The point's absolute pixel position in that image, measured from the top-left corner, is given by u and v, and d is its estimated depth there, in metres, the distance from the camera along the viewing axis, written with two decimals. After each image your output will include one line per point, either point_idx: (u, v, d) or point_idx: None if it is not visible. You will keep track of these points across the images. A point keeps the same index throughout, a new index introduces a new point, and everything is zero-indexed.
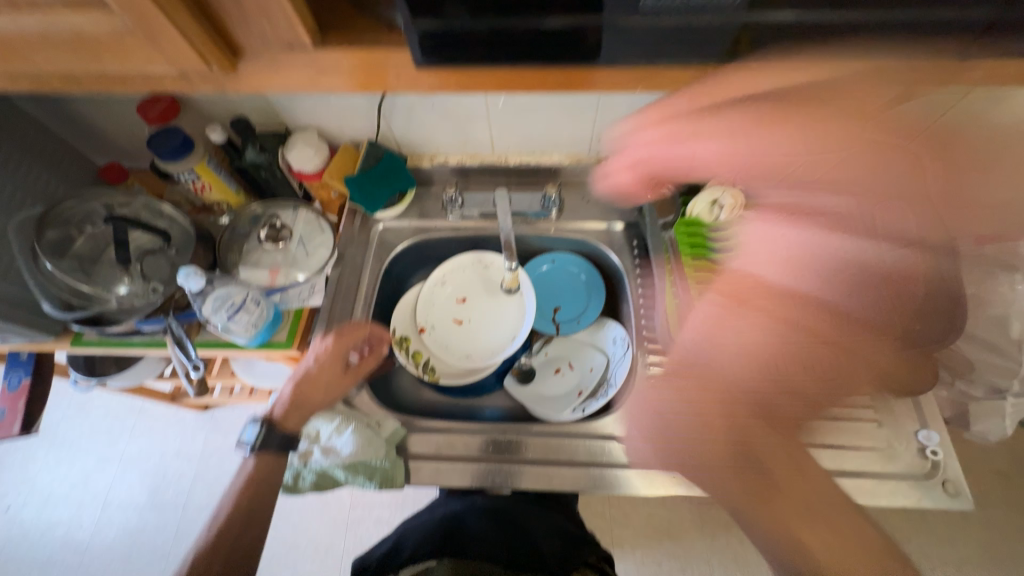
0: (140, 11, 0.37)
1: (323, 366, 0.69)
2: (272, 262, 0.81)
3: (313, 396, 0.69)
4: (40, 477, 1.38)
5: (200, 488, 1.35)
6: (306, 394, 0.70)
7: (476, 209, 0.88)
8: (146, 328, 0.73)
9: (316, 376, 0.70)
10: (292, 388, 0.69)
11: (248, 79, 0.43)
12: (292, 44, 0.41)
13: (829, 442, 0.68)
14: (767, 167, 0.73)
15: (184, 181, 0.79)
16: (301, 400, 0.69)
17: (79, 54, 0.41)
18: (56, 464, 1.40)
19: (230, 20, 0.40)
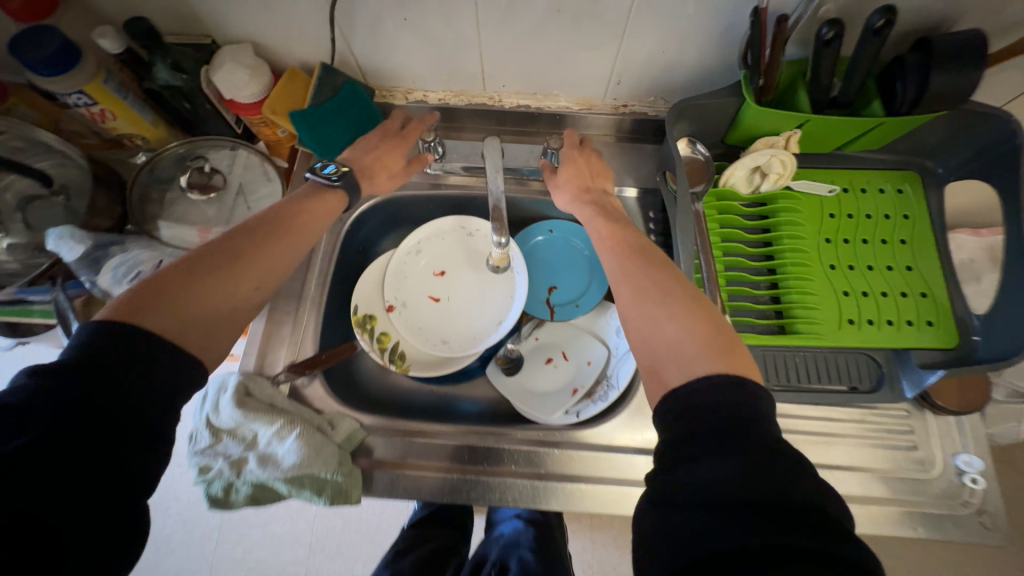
0: None
1: (384, 145, 0.64)
2: (204, 217, 0.65)
3: (373, 171, 0.62)
4: None
5: None
6: (378, 169, 0.62)
7: (459, 162, 0.68)
8: (33, 296, 0.58)
9: (392, 155, 0.64)
10: (369, 161, 0.62)
11: None
12: None
13: (856, 463, 0.59)
14: (830, 130, 0.57)
15: (74, 105, 0.60)
16: (365, 165, 0.61)
17: None
18: None
19: None
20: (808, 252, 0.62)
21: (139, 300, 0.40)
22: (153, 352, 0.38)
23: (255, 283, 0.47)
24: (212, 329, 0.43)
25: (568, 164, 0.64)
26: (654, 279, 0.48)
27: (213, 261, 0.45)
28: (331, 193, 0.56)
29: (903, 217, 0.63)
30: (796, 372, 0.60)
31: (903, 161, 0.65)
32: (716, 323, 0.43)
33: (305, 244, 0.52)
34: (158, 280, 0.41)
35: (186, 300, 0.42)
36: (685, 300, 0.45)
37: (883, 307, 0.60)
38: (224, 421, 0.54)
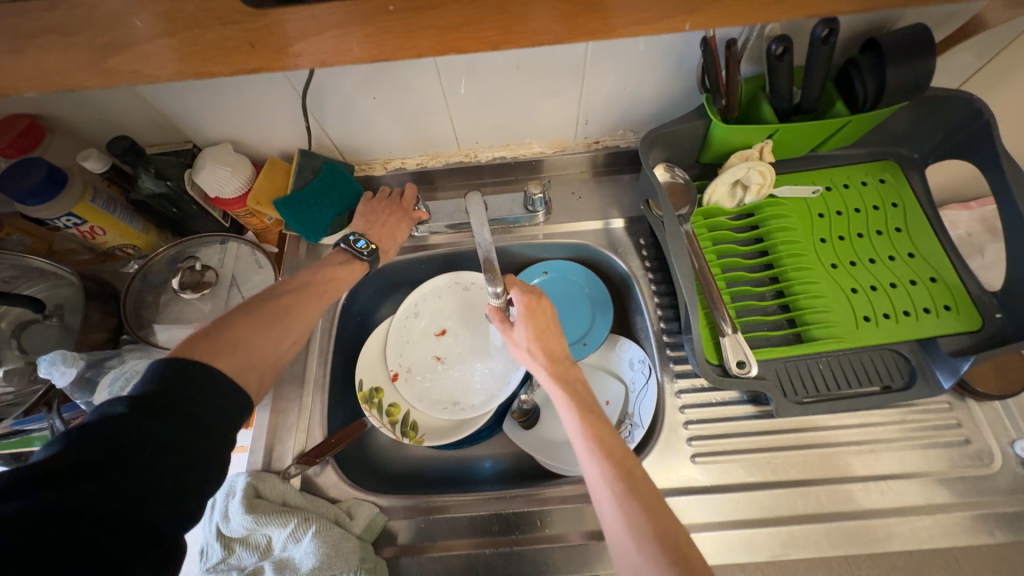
0: None
1: (381, 208, 0.66)
2: (200, 314, 0.65)
3: (383, 236, 0.64)
4: None
5: None
6: (390, 237, 0.65)
7: (443, 221, 0.71)
8: (30, 424, 0.57)
9: (404, 225, 0.66)
10: (389, 236, 0.65)
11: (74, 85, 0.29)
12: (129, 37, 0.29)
13: (911, 468, 0.55)
14: (801, 134, 0.59)
15: (64, 227, 0.61)
16: (375, 231, 0.64)
17: None
18: None
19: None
20: (806, 255, 0.61)
21: (195, 346, 0.42)
22: (208, 388, 0.39)
23: (288, 338, 0.49)
24: (253, 376, 0.44)
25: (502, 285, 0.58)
26: (594, 445, 0.45)
27: (256, 315, 0.48)
28: (355, 264, 0.60)
29: (892, 206, 0.63)
30: (823, 380, 0.57)
31: (878, 153, 0.66)
32: (658, 516, 0.40)
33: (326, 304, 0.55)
34: (209, 332, 0.44)
35: (233, 350, 0.43)
36: (633, 495, 0.41)
37: (895, 298, 0.58)
38: (234, 529, 0.51)
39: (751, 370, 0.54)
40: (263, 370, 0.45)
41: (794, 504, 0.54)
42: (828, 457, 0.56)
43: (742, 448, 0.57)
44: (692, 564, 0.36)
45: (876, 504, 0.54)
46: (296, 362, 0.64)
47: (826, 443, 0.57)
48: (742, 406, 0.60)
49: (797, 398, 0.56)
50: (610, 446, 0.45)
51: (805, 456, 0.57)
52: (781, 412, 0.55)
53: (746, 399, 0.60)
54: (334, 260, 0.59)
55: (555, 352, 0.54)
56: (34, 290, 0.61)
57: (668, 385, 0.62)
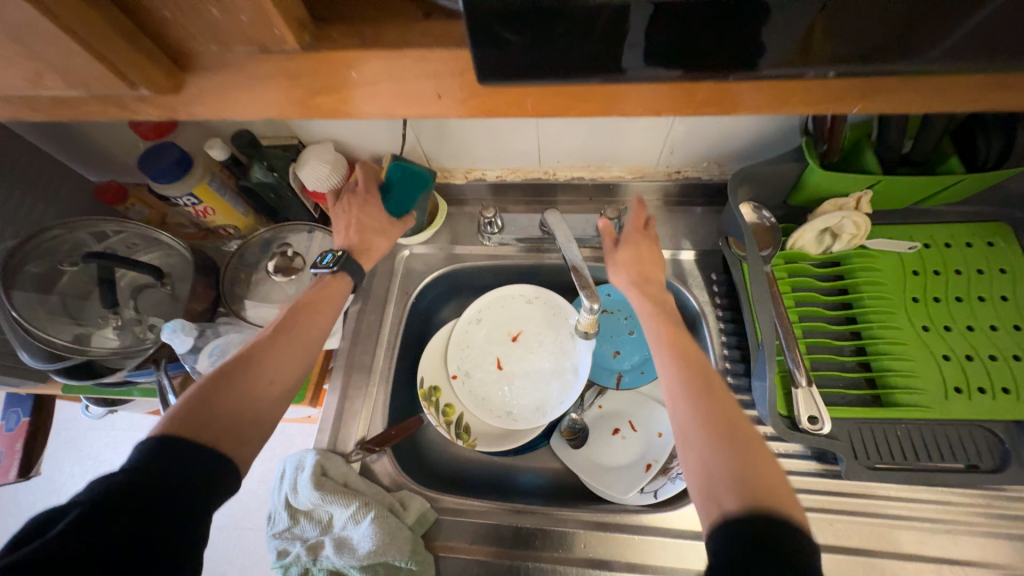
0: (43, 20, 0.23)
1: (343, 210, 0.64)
2: (284, 296, 0.70)
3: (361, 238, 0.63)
4: None
5: None
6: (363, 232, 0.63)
7: (514, 234, 0.74)
8: (138, 377, 0.64)
9: (370, 211, 0.64)
10: (360, 235, 0.63)
11: None
12: None
13: (991, 558, 0.51)
14: (906, 187, 0.56)
15: (183, 204, 0.68)
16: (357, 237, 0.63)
17: None
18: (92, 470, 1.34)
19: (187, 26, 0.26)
20: (894, 313, 0.58)
21: (186, 418, 0.43)
22: (178, 479, 0.38)
23: (272, 381, 0.49)
24: (241, 444, 0.45)
25: (629, 246, 0.62)
26: (681, 370, 0.47)
27: (242, 372, 0.48)
28: (339, 278, 0.59)
29: (1000, 271, 0.59)
30: (901, 450, 0.53)
31: (990, 213, 0.62)
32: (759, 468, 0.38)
33: (316, 340, 0.55)
34: (205, 395, 0.45)
35: (218, 420, 0.44)
36: (723, 426, 0.41)
37: (992, 372, 0.54)
38: (301, 502, 0.55)
39: (822, 427, 0.52)
40: (251, 423, 0.46)
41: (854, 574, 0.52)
42: (899, 531, 0.53)
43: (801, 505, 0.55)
44: (774, 491, 0.36)
45: None
46: (366, 353, 0.68)
47: (897, 515, 0.54)
48: (804, 462, 0.57)
49: (871, 463, 0.53)
50: (698, 369, 0.46)
51: (871, 525, 0.54)
52: (850, 475, 0.53)
53: (811, 454, 0.57)
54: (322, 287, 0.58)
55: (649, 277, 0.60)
56: (150, 256, 0.68)
57: None
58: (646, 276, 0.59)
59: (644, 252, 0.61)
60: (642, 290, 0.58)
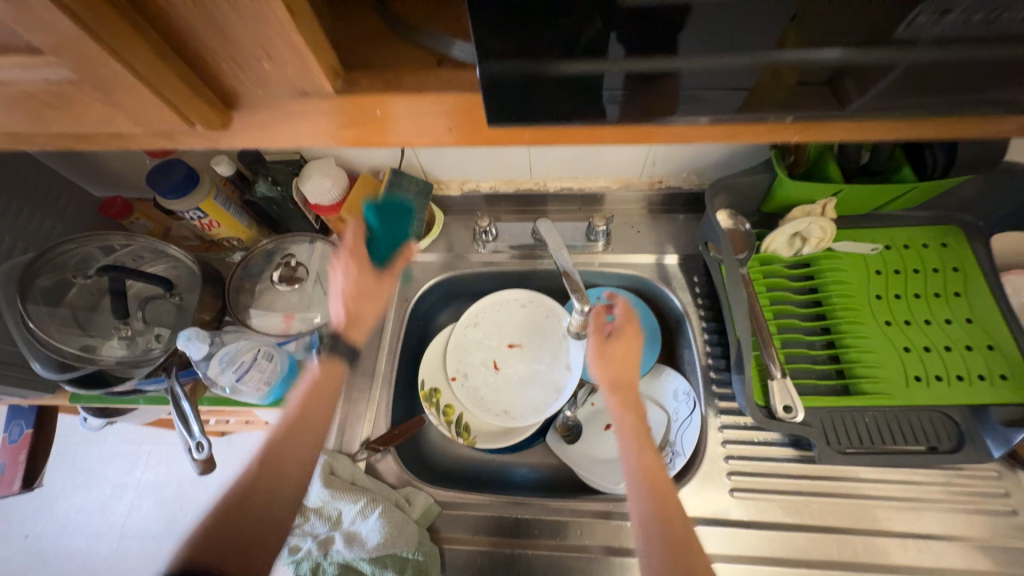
0: (91, 63, 0.24)
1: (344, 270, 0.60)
2: (288, 304, 0.72)
3: (362, 309, 0.61)
4: (111, 499, 1.33)
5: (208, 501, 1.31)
6: (362, 298, 0.61)
7: (508, 241, 0.78)
8: (147, 386, 0.66)
9: (359, 276, 0.60)
10: (348, 298, 0.59)
11: None
12: None
13: (952, 531, 0.56)
14: (866, 194, 0.61)
15: (189, 218, 0.71)
16: (356, 309, 0.60)
17: (17, 115, 0.28)
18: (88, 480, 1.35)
19: (221, 67, 0.27)
20: (860, 309, 0.63)
21: (202, 547, 0.46)
22: None
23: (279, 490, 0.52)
24: (254, 558, 0.47)
25: (618, 339, 0.60)
26: (651, 515, 0.48)
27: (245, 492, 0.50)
28: (330, 364, 0.60)
29: (953, 269, 0.65)
30: (868, 435, 0.58)
31: (943, 217, 0.68)
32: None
33: (324, 441, 0.56)
34: (220, 514, 0.49)
35: (231, 539, 0.47)
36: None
37: (946, 361, 0.60)
38: (311, 500, 0.57)
39: (796, 416, 0.57)
40: (260, 537, 0.49)
41: (829, 550, 0.56)
42: (871, 510, 0.58)
43: (779, 488, 0.59)
44: None
45: (913, 562, 0.55)
46: (369, 357, 0.71)
47: (868, 495, 0.58)
48: (782, 448, 0.61)
49: (840, 447, 0.58)
50: (667, 512, 0.48)
51: (845, 505, 0.58)
52: (822, 460, 0.57)
53: (787, 442, 0.62)
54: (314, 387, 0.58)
55: (631, 379, 0.58)
56: (156, 268, 0.71)
57: (712, 419, 0.64)
58: (629, 381, 0.57)
59: (627, 348, 0.60)
60: (622, 398, 0.56)
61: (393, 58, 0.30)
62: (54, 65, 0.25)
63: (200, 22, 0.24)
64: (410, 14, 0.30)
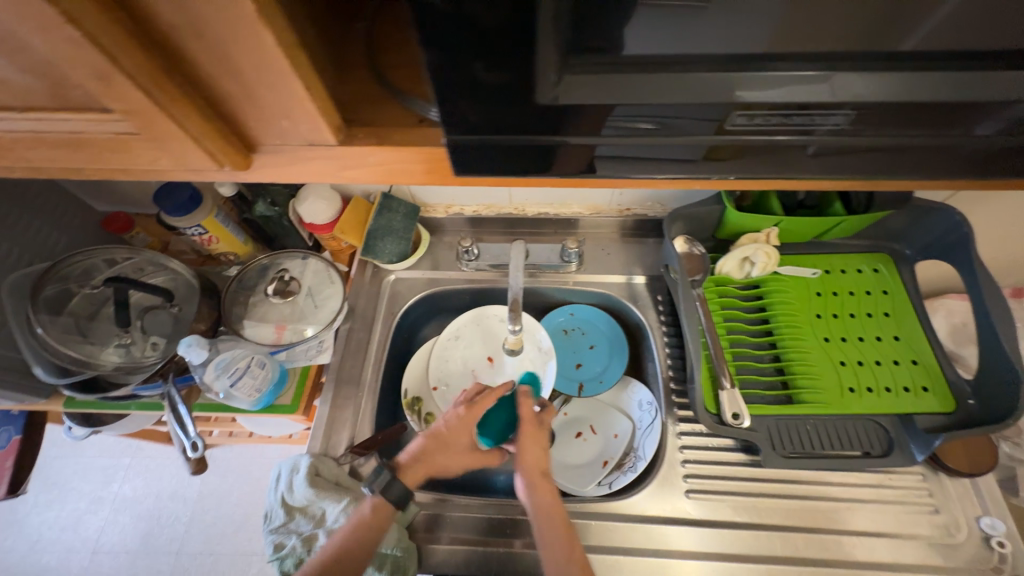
0: (141, 117, 0.30)
1: (452, 434, 0.61)
2: (279, 315, 0.76)
3: (443, 465, 0.59)
4: (87, 512, 1.32)
5: (188, 513, 1.31)
6: (433, 474, 0.59)
7: (489, 261, 0.84)
8: (143, 392, 0.69)
9: (467, 426, 0.62)
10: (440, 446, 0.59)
11: None
12: None
13: (884, 529, 0.62)
14: (806, 225, 0.69)
15: (190, 234, 0.76)
16: (436, 461, 0.59)
17: (69, 152, 0.34)
18: (64, 494, 1.35)
19: (244, 119, 0.33)
20: (802, 327, 0.70)
21: None
22: None
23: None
24: None
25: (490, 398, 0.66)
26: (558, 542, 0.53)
27: None
28: (382, 504, 0.55)
29: (884, 292, 0.72)
30: (809, 440, 0.65)
31: (875, 245, 0.76)
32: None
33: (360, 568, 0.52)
34: None
35: None
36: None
37: (877, 374, 0.67)
38: (296, 500, 0.61)
39: (744, 423, 0.63)
40: None
41: (773, 546, 0.61)
42: (813, 510, 0.63)
43: (732, 490, 0.65)
44: None
45: (849, 557, 0.60)
46: (355, 367, 0.76)
47: (811, 497, 0.64)
48: (734, 453, 0.67)
49: (784, 451, 0.64)
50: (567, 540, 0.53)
51: (790, 505, 0.64)
52: (768, 463, 0.63)
53: (739, 447, 0.67)
54: (362, 525, 0.53)
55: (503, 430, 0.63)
56: (156, 279, 0.75)
57: (670, 426, 0.70)
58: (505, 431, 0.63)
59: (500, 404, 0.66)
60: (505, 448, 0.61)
61: (386, 116, 0.37)
62: (110, 123, 0.31)
63: (232, 88, 0.30)
64: (402, 78, 0.37)
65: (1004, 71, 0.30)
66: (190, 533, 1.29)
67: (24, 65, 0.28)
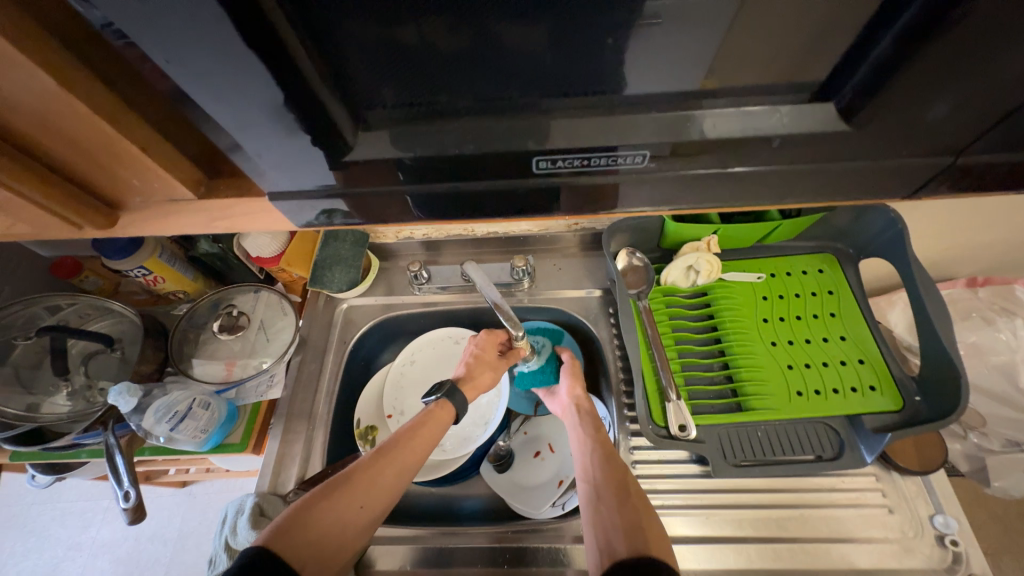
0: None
1: (482, 356, 0.71)
2: (229, 351, 0.76)
3: (481, 380, 0.69)
4: (64, 559, 1.29)
5: (168, 554, 1.29)
6: (476, 387, 0.68)
7: (441, 283, 0.84)
8: (86, 441, 0.68)
9: (488, 348, 0.72)
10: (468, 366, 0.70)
11: (163, 212, 0.41)
12: (188, 195, 0.39)
13: (839, 534, 0.61)
14: (744, 231, 0.71)
15: (133, 276, 0.75)
16: (471, 377, 0.68)
17: None
18: (41, 541, 1.32)
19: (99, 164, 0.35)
20: (748, 333, 0.70)
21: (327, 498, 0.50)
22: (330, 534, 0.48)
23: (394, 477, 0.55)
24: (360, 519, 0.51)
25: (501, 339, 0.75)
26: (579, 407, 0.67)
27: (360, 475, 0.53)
28: (446, 406, 0.64)
29: (829, 293, 0.73)
30: (759, 447, 0.64)
31: (820, 246, 0.77)
32: (646, 528, 0.49)
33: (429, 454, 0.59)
34: (343, 482, 0.52)
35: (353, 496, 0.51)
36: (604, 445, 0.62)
37: (824, 376, 0.67)
38: (239, 543, 0.60)
39: (689, 434, 0.62)
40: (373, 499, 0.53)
41: (727, 558, 0.60)
42: (767, 520, 0.63)
43: (684, 503, 0.64)
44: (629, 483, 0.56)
45: (804, 565, 0.60)
46: (307, 400, 0.75)
47: (765, 506, 0.64)
48: (688, 465, 0.67)
49: (735, 461, 0.63)
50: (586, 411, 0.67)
51: (745, 516, 0.63)
52: (719, 473, 0.62)
53: (693, 458, 0.67)
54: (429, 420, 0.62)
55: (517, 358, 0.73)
56: (102, 324, 0.74)
57: (623, 441, 0.70)
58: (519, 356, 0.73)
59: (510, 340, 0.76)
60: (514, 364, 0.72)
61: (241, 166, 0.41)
62: None
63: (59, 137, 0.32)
64: None
65: (841, 88, 0.31)
66: None
67: None
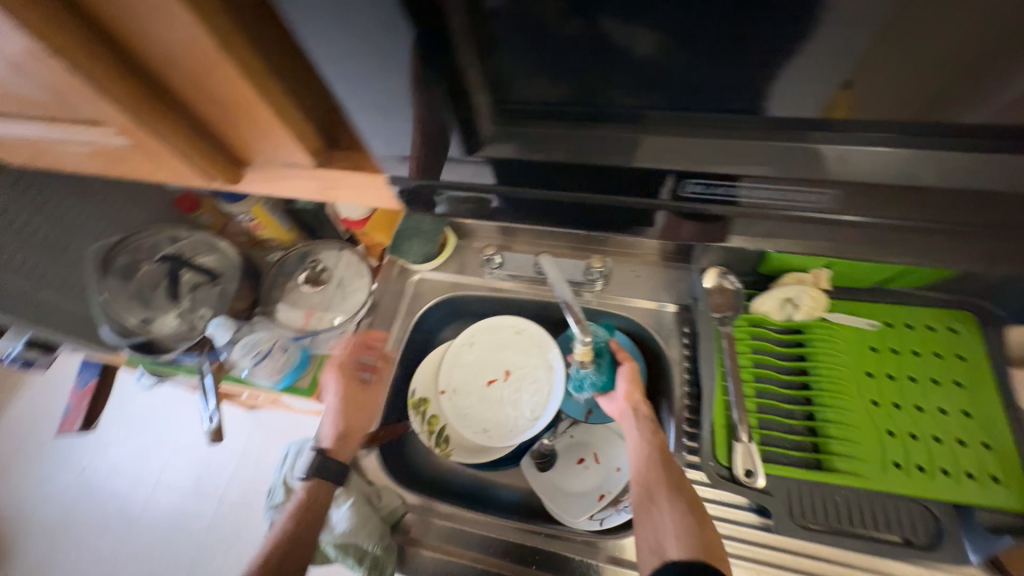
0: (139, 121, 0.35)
1: (347, 396, 0.69)
2: (309, 302, 0.80)
3: (354, 424, 0.68)
4: (154, 449, 1.50)
5: (233, 465, 1.45)
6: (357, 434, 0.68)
7: (512, 270, 0.83)
8: (186, 359, 0.78)
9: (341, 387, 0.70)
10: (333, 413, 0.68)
11: (277, 171, 0.43)
12: (302, 159, 0.41)
13: None
14: (861, 271, 0.64)
15: (240, 220, 0.83)
16: (342, 424, 0.68)
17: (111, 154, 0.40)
18: (139, 430, 1.54)
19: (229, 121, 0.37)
20: (846, 384, 0.62)
21: None
22: None
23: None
24: None
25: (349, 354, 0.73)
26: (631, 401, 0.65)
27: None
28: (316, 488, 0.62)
29: (958, 357, 0.62)
30: (836, 514, 0.57)
31: (956, 300, 0.65)
32: (696, 536, 0.49)
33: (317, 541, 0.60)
34: None
35: None
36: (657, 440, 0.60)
37: (933, 452, 0.57)
38: (297, 482, 0.65)
39: (757, 482, 0.57)
40: None
41: None
42: None
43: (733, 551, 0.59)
44: (682, 482, 0.55)
45: None
46: None
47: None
48: (745, 512, 0.62)
49: (804, 523, 0.57)
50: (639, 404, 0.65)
51: None
52: (781, 531, 0.56)
53: (753, 507, 0.61)
54: (304, 510, 0.60)
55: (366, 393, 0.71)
56: (207, 258, 0.82)
57: None
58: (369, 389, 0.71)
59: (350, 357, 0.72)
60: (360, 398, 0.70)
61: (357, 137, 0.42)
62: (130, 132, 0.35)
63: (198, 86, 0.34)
64: None
65: None
66: (233, 484, 1.42)
67: (73, 86, 0.34)
